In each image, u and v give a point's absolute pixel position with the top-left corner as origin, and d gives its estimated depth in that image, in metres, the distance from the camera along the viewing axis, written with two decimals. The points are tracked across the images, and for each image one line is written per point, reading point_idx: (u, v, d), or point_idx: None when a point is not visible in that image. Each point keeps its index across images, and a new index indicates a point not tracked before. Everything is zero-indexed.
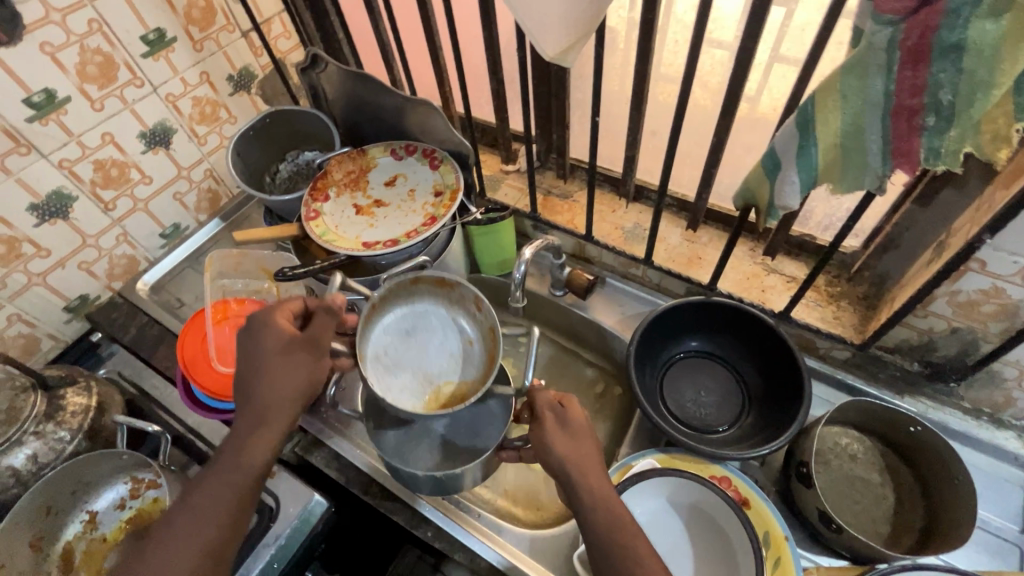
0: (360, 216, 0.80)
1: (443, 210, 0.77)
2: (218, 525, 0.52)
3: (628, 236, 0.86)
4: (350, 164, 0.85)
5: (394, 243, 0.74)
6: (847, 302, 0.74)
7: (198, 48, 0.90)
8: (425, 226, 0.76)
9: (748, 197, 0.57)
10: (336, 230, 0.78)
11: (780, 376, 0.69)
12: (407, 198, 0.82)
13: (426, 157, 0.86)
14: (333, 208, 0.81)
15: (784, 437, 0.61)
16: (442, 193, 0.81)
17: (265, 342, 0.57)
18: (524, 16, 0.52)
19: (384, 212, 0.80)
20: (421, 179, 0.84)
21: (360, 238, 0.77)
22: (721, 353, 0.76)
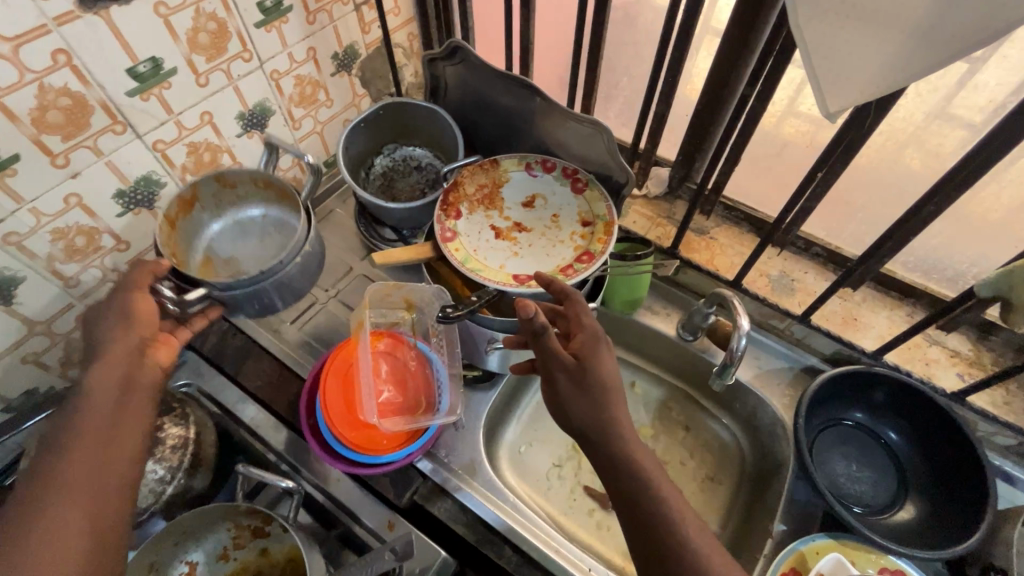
0: (501, 242, 0.72)
1: (599, 246, 0.69)
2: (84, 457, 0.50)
3: (775, 285, 0.80)
4: (482, 177, 0.76)
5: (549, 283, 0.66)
6: (1016, 386, 0.70)
7: (310, 21, 0.77)
8: (581, 263, 0.68)
9: (1002, 290, 0.51)
10: (478, 256, 0.69)
11: (951, 463, 0.65)
12: (550, 224, 0.73)
13: (566, 176, 0.75)
14: (470, 228, 0.72)
15: (977, 540, 0.57)
16: (590, 223, 0.72)
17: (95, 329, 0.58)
18: (822, 64, 0.44)
19: (526, 238, 0.72)
20: (563, 204, 0.74)
21: (506, 269, 0.68)
22: (878, 426, 0.72)
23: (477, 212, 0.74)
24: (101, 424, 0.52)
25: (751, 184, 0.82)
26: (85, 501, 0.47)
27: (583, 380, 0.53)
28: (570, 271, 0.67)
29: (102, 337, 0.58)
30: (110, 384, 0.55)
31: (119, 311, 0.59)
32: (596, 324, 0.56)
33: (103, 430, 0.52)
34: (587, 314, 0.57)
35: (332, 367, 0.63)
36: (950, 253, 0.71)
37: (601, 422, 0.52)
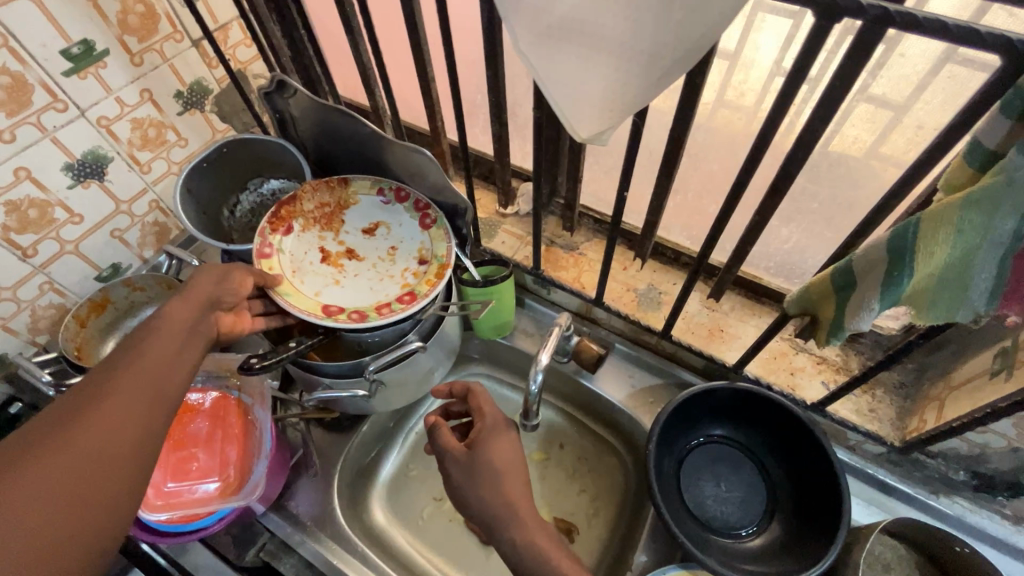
0: (328, 268, 0.70)
1: (424, 289, 0.65)
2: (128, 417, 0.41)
3: (642, 299, 0.77)
4: (325, 195, 0.73)
5: (355, 319, 0.63)
6: (883, 390, 0.67)
7: (137, 62, 0.74)
8: (400, 301, 0.65)
9: (806, 306, 0.48)
10: (293, 279, 0.67)
11: (813, 477, 0.62)
12: (386, 257, 0.71)
13: (417, 208, 0.73)
14: (296, 250, 0.70)
15: (824, 565, 0.54)
16: (427, 262, 0.69)
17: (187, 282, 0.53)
18: (553, 87, 0.40)
19: (354, 266, 0.70)
20: (405, 236, 0.71)
21: (318, 297, 0.66)
22: (746, 441, 0.69)
23: (310, 231, 0.72)
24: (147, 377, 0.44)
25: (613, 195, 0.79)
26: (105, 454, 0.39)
27: (472, 467, 0.53)
28: (387, 309, 0.65)
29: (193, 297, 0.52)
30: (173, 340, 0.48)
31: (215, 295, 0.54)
32: (495, 412, 0.57)
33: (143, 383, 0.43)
34: (488, 403, 0.59)
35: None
36: (804, 256, 0.68)
37: (495, 510, 0.50)
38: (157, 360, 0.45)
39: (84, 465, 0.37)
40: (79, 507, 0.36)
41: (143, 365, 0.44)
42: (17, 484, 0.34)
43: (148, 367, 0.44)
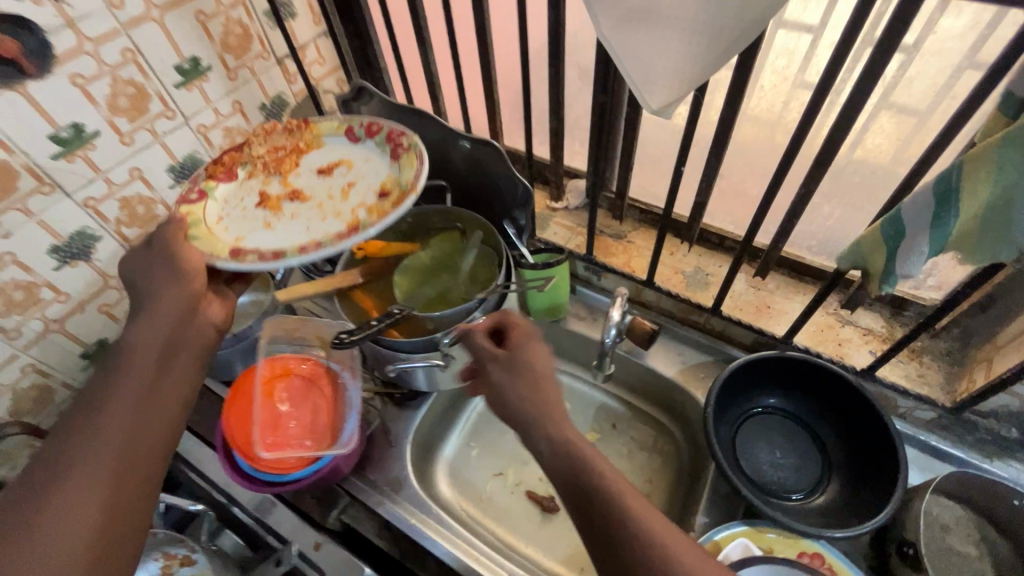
0: (264, 212, 0.67)
1: (369, 223, 0.60)
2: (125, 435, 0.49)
3: (689, 281, 0.82)
4: (282, 140, 0.72)
5: (273, 259, 0.59)
6: (930, 358, 0.70)
7: (232, 77, 0.84)
8: (334, 238, 0.61)
9: (857, 260, 0.53)
10: (216, 227, 0.66)
11: (867, 437, 0.65)
12: (337, 194, 0.67)
13: (390, 140, 0.69)
14: (233, 196, 0.69)
15: (887, 513, 0.56)
16: (388, 192, 0.65)
17: (141, 281, 0.57)
18: (630, 66, 0.47)
19: (294, 209, 0.66)
20: (369, 172, 0.68)
21: (238, 241, 0.63)
22: (797, 407, 0.72)
23: (258, 176, 0.70)
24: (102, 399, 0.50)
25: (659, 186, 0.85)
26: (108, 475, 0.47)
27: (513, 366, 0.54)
28: (315, 244, 0.61)
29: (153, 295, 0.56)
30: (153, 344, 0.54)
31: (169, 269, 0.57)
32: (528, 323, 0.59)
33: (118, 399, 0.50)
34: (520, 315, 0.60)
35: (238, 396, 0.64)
36: (845, 233, 0.73)
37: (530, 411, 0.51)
38: (144, 384, 0.52)
39: (96, 490, 0.46)
40: (115, 515, 0.46)
41: (131, 389, 0.51)
42: (48, 507, 0.44)
43: (128, 393, 0.51)
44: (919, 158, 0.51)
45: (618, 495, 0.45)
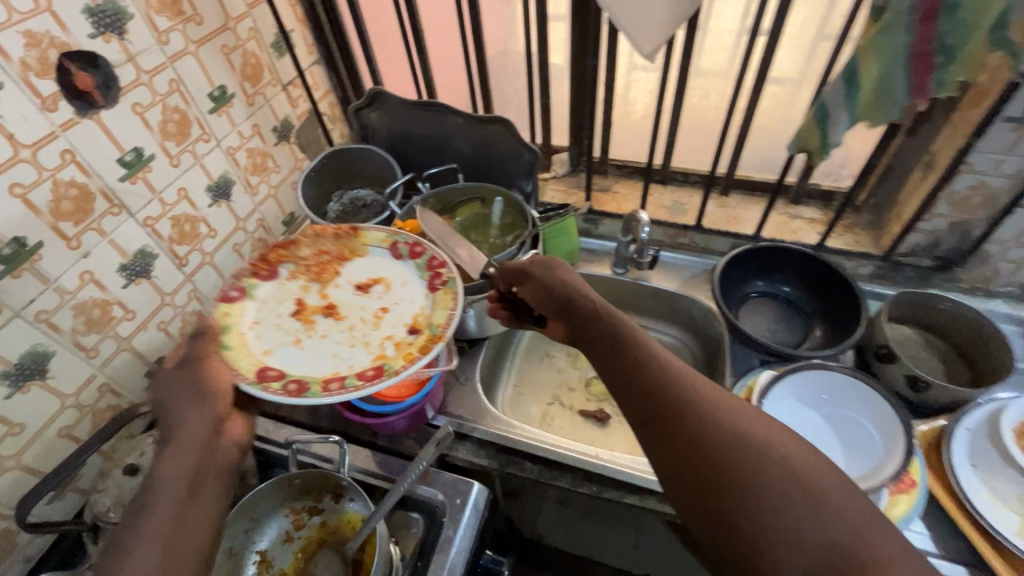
0: (298, 323, 0.69)
1: (394, 371, 0.62)
2: None
3: (671, 211, 1.01)
4: (323, 245, 0.76)
5: (294, 393, 0.59)
6: (859, 229, 0.93)
7: (250, 102, 0.94)
8: (359, 379, 0.62)
9: (800, 145, 0.74)
10: (249, 331, 0.66)
11: (831, 290, 0.86)
12: (370, 319, 0.70)
13: (429, 268, 0.73)
14: (270, 298, 0.71)
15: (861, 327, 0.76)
16: (419, 329, 0.67)
17: (172, 405, 0.50)
18: (620, 17, 0.64)
19: (327, 326, 0.69)
20: (404, 300, 0.71)
21: (266, 355, 0.64)
22: (776, 281, 0.92)
23: (297, 279, 0.73)
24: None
25: (630, 144, 1.05)
26: None
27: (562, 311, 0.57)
28: (337, 381, 0.62)
29: (179, 415, 0.49)
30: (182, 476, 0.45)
31: (195, 385, 0.52)
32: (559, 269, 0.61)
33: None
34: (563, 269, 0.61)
35: None
36: (779, 149, 0.95)
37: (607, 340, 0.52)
38: (166, 536, 0.42)
39: None
40: None
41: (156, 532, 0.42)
42: None
43: (154, 537, 0.42)
44: (825, 66, 0.73)
45: (743, 423, 0.41)
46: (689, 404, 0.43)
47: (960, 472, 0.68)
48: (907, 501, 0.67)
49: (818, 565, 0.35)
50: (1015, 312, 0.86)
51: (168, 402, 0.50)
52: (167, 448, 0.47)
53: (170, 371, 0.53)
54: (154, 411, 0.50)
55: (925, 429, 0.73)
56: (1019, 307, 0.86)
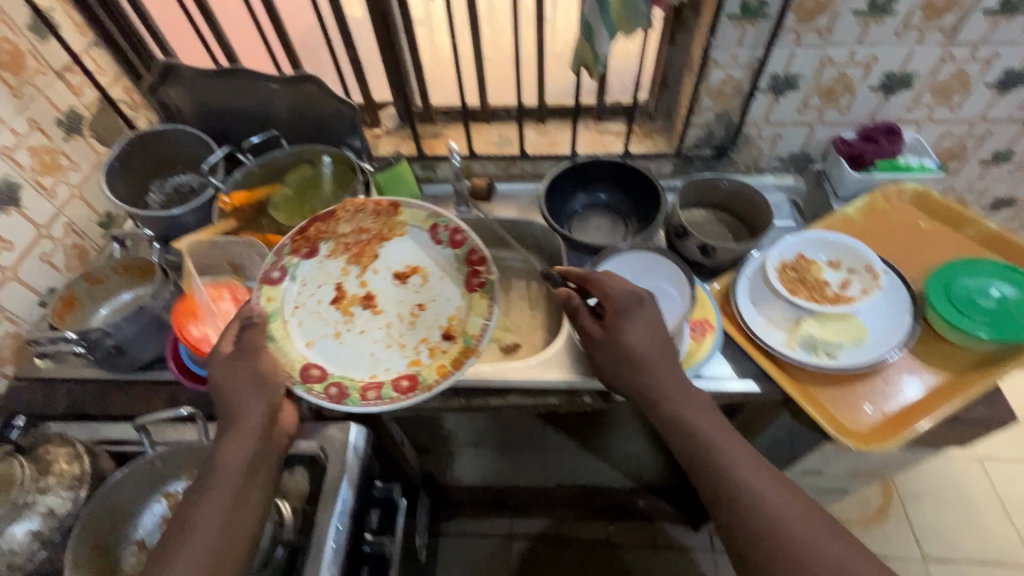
0: (335, 311, 0.81)
1: (425, 383, 0.75)
2: (221, 532, 0.60)
3: (499, 145, 1.08)
4: (359, 218, 0.83)
5: (337, 399, 0.74)
6: (657, 133, 1.07)
7: (18, 95, 0.84)
8: (395, 390, 0.75)
9: (579, 61, 0.82)
10: (292, 317, 0.79)
11: (641, 189, 0.99)
12: (407, 317, 0.81)
13: (467, 262, 0.82)
14: (308, 280, 0.81)
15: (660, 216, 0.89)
16: (451, 336, 0.78)
17: (230, 395, 0.66)
18: None
19: (364, 317, 0.81)
20: (442, 306, 0.81)
21: (309, 348, 0.78)
22: (596, 190, 1.03)
23: (337, 255, 0.83)
24: (180, 530, 0.59)
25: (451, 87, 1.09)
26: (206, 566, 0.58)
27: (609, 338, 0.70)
28: (372, 388, 0.75)
29: (243, 397, 0.66)
30: (240, 459, 0.63)
31: (249, 378, 0.67)
32: (622, 291, 0.71)
33: (206, 525, 0.59)
34: (613, 287, 0.71)
35: (184, 316, 0.77)
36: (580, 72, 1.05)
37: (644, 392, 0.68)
38: (230, 497, 0.62)
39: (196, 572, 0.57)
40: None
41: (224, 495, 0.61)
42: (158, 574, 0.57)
43: (222, 495, 0.61)
44: None
45: (731, 462, 0.64)
46: (685, 430, 0.66)
47: (743, 311, 0.84)
48: (710, 339, 0.81)
49: (758, 531, 0.60)
50: (779, 181, 1.03)
51: (228, 390, 0.66)
52: (229, 434, 0.65)
53: (224, 360, 0.67)
54: (217, 398, 0.66)
55: (719, 287, 0.88)
56: (783, 176, 1.04)
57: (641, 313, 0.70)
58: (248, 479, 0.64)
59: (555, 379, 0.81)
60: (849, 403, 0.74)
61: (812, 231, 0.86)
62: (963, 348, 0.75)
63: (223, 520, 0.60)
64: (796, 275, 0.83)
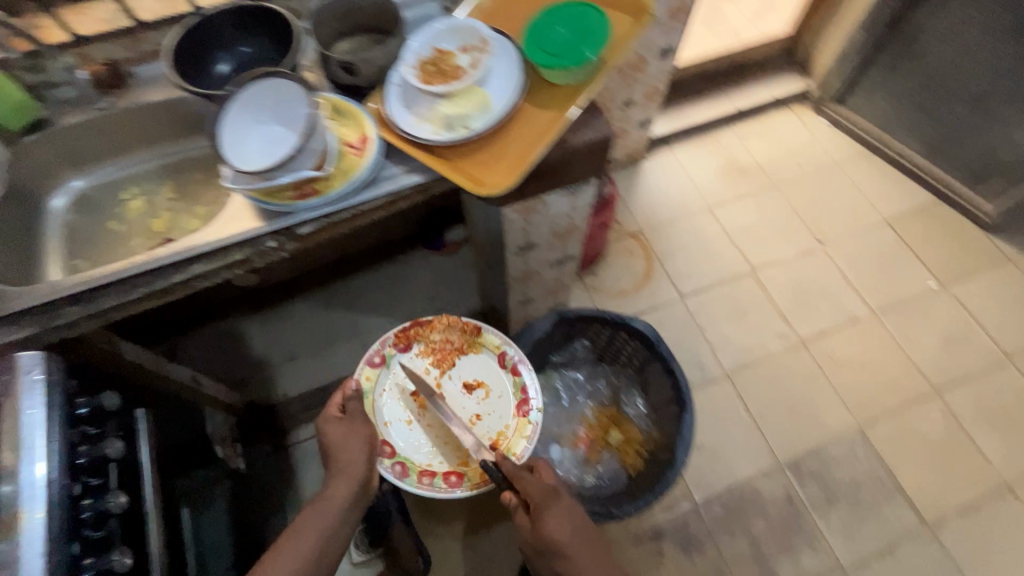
0: (412, 403, 1.12)
1: (465, 487, 1.04)
2: (312, 548, 0.85)
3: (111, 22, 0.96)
4: (451, 333, 1.15)
5: (401, 474, 1.05)
6: None
7: None
8: (451, 477, 1.05)
9: None
10: (380, 398, 1.11)
11: (279, 27, 0.95)
12: (470, 421, 1.11)
13: (520, 401, 1.09)
14: (399, 374, 1.14)
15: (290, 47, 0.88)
16: (496, 445, 1.08)
17: (340, 448, 0.98)
18: None
19: (440, 419, 1.11)
20: (492, 425, 1.09)
21: (387, 426, 1.09)
22: (235, 43, 0.97)
23: (422, 355, 1.14)
24: (293, 530, 0.87)
25: None
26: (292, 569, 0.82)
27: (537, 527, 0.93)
28: (453, 478, 1.06)
29: (351, 451, 0.97)
30: (341, 489, 0.93)
31: (345, 441, 0.98)
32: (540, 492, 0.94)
33: (306, 534, 0.86)
34: (529, 485, 0.95)
35: None
36: None
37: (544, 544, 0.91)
38: (324, 524, 0.88)
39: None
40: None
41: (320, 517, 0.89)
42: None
43: (319, 515, 0.89)
44: None
45: None
46: None
47: (392, 113, 0.88)
48: (371, 149, 0.86)
49: None
50: None
51: (336, 442, 0.98)
52: (337, 475, 0.95)
53: (341, 425, 1.01)
54: (329, 452, 0.98)
55: (375, 106, 0.91)
56: None
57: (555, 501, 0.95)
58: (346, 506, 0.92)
59: (225, 236, 0.81)
60: (478, 162, 0.83)
61: (441, 24, 0.91)
62: (563, 86, 0.86)
63: (326, 527, 0.88)
64: (434, 69, 0.89)
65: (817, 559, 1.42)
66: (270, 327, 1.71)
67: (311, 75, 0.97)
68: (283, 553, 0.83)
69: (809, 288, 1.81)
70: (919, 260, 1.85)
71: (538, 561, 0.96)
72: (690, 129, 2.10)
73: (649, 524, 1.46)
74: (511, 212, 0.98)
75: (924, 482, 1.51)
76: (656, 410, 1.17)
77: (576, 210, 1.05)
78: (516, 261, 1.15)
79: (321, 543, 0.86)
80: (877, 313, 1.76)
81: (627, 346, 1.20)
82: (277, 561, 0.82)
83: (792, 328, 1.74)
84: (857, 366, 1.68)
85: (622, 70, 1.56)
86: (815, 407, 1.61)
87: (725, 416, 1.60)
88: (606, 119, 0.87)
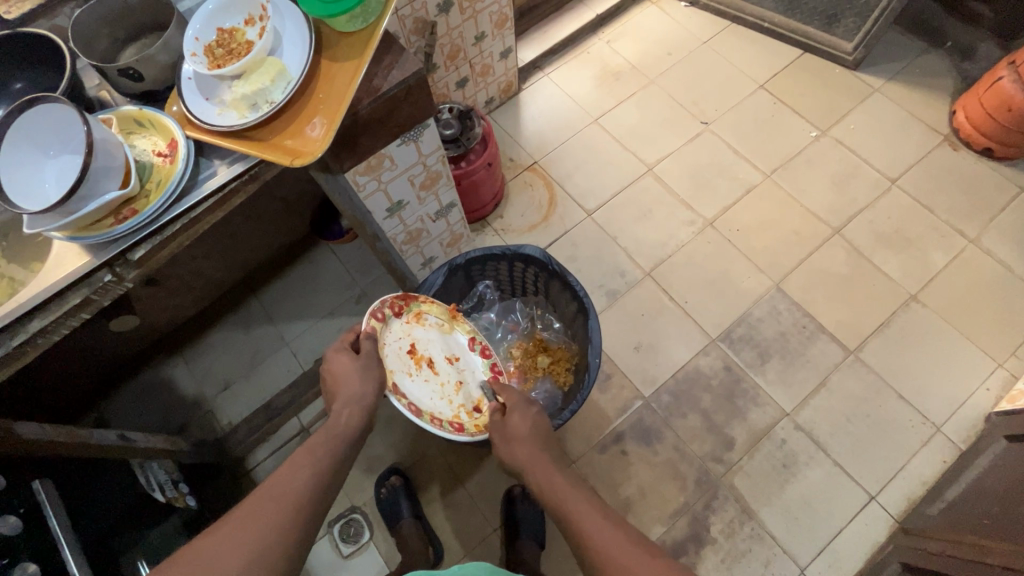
0: (411, 360, 1.06)
1: (468, 431, 1.04)
2: (308, 479, 0.78)
3: None
4: (436, 307, 1.14)
5: (415, 415, 0.99)
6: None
7: None
8: (451, 426, 1.03)
9: None
10: (385, 347, 1.03)
11: (46, 51, 0.86)
12: (454, 386, 1.09)
13: (493, 369, 1.14)
14: (397, 332, 1.06)
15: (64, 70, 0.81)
16: (479, 408, 1.08)
17: (342, 370, 0.93)
18: None
19: (432, 375, 1.07)
20: (476, 389, 1.11)
21: (392, 375, 1.02)
22: (3, 81, 0.87)
23: (413, 315, 1.09)
24: (296, 458, 0.81)
25: None
26: (289, 504, 0.74)
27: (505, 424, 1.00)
28: (452, 426, 1.03)
29: (358, 375, 0.93)
30: (348, 412, 0.89)
31: (355, 368, 0.93)
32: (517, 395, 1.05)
33: (304, 466, 0.80)
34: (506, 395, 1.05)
35: None
36: None
37: (513, 438, 0.98)
38: (323, 460, 0.82)
39: (280, 505, 0.74)
40: (276, 520, 0.72)
41: (323, 450, 0.84)
42: (246, 510, 0.72)
43: (320, 449, 0.84)
44: None
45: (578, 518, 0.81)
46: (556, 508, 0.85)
47: (195, 109, 0.82)
48: (180, 152, 0.81)
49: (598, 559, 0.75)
50: None
51: (337, 367, 0.94)
52: (344, 405, 0.90)
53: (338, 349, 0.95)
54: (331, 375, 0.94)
55: (177, 108, 0.85)
56: None
57: (521, 401, 1.04)
58: (342, 441, 0.87)
59: (56, 285, 0.77)
60: (298, 135, 0.80)
61: (212, 3, 0.86)
62: (357, 32, 0.84)
63: (322, 465, 0.81)
64: (224, 50, 0.84)
65: (763, 413, 1.53)
66: (196, 365, 1.65)
67: (104, 94, 0.89)
68: (288, 481, 0.77)
69: (704, 169, 1.86)
70: (797, 114, 1.92)
71: (506, 455, 0.98)
72: (557, 48, 2.07)
73: (609, 431, 1.53)
74: (356, 173, 0.95)
75: (840, 315, 1.63)
76: (569, 325, 1.23)
77: (427, 155, 1.04)
78: (393, 222, 1.14)
79: (324, 473, 0.81)
80: (770, 175, 1.83)
81: (528, 273, 1.22)
82: (281, 489, 0.76)
83: (696, 212, 1.79)
84: (762, 229, 1.75)
85: (458, 4, 1.50)
86: (734, 279, 1.69)
87: (655, 312, 1.67)
88: (413, 54, 0.85)
